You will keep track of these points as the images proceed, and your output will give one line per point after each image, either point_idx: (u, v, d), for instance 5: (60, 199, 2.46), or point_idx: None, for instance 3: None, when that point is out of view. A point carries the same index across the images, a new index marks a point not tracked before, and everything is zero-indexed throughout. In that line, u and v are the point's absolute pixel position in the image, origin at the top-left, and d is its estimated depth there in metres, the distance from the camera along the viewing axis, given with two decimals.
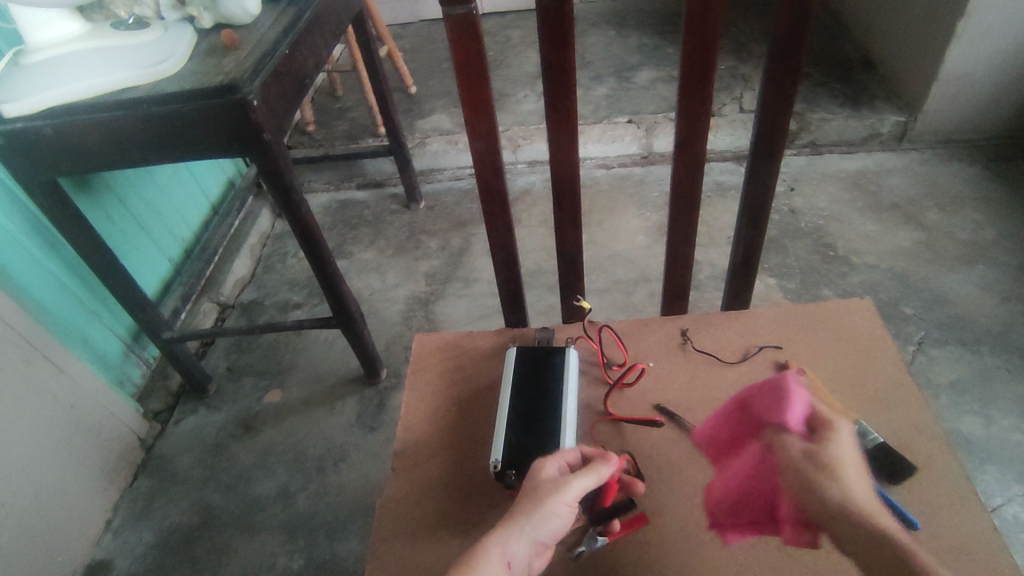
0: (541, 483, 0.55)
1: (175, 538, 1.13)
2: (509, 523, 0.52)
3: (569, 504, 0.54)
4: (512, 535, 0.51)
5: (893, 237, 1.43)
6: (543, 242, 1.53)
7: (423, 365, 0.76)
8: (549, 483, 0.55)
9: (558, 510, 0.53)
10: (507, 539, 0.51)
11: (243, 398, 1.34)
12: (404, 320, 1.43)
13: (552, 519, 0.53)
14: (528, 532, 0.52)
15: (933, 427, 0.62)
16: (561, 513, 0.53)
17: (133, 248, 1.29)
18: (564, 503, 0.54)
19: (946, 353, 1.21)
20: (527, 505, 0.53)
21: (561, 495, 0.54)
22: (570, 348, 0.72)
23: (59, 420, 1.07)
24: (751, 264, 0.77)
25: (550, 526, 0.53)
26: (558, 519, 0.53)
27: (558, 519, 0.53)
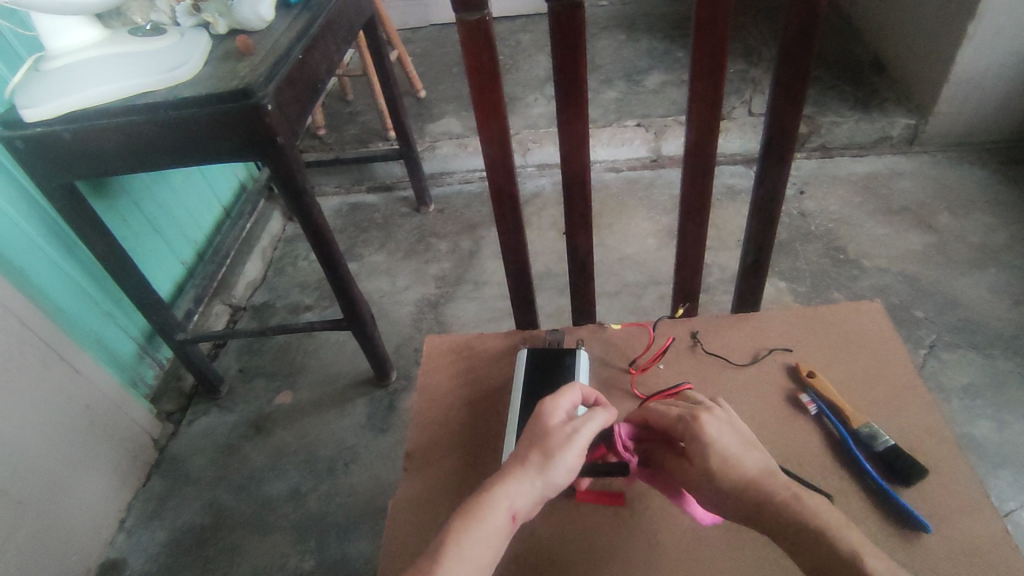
0: (548, 432, 0.55)
1: (188, 538, 1.15)
2: (518, 474, 0.53)
3: (576, 452, 0.54)
4: (516, 487, 0.52)
5: (904, 240, 1.42)
6: (553, 245, 1.54)
7: (434, 366, 0.76)
8: (558, 431, 0.55)
9: (566, 461, 0.54)
10: (512, 492, 0.52)
11: (255, 399, 1.35)
12: (414, 322, 1.44)
13: (562, 466, 0.53)
14: (532, 482, 0.52)
15: (945, 430, 0.61)
16: (569, 461, 0.54)
17: (148, 250, 1.31)
18: (572, 454, 0.54)
19: (958, 356, 1.20)
20: (535, 457, 0.54)
21: (570, 444, 0.54)
22: (580, 349, 0.73)
23: (75, 420, 1.09)
24: (761, 267, 0.77)
25: (559, 476, 0.53)
26: (565, 469, 0.53)
27: (565, 468, 0.53)
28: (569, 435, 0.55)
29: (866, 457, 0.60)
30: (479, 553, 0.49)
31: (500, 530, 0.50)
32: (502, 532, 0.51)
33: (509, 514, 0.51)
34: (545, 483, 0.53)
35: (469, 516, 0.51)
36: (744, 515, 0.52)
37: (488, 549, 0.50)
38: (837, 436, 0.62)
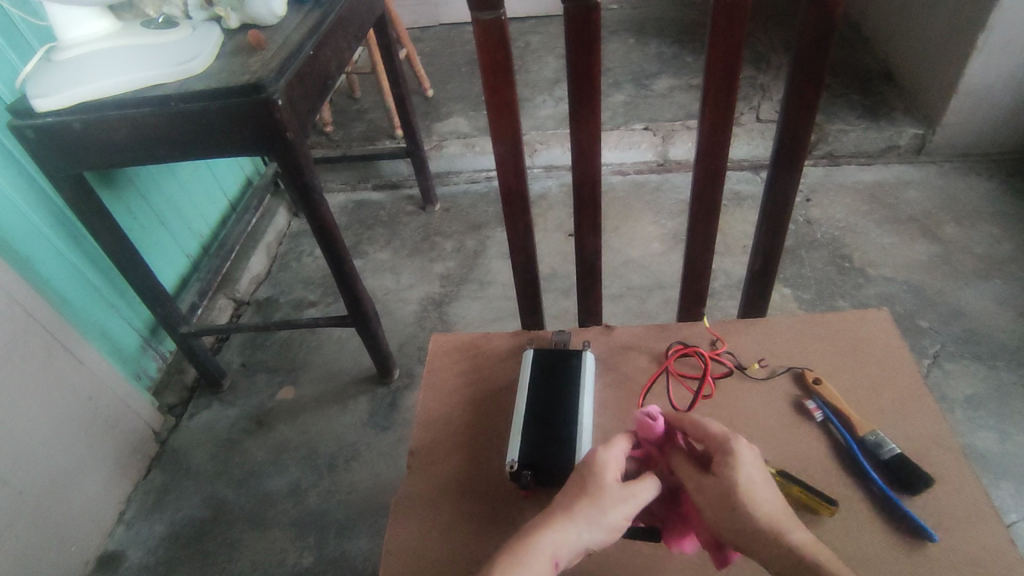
0: (607, 489, 0.53)
1: (187, 532, 1.15)
2: (567, 521, 0.51)
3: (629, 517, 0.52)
4: (565, 536, 0.50)
5: (909, 250, 1.42)
6: (558, 247, 1.54)
7: (439, 365, 0.76)
8: (615, 489, 0.53)
9: (616, 520, 0.52)
10: (561, 542, 0.50)
11: (256, 394, 1.35)
12: (418, 321, 1.43)
13: (610, 525, 0.52)
14: (582, 536, 0.51)
15: (950, 439, 0.61)
16: (621, 520, 0.52)
17: (153, 243, 1.31)
18: (625, 517, 0.52)
19: (961, 367, 1.19)
20: (587, 507, 0.52)
21: (624, 506, 0.52)
22: (587, 351, 0.72)
23: (78, 411, 1.09)
24: (769, 272, 0.77)
25: (606, 534, 0.52)
26: (615, 529, 0.52)
27: (614, 528, 0.52)
28: (625, 496, 0.53)
29: (872, 465, 0.60)
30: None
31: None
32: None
33: (554, 562, 0.49)
34: (593, 538, 0.51)
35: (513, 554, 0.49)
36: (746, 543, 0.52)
37: None
38: (842, 443, 0.62)
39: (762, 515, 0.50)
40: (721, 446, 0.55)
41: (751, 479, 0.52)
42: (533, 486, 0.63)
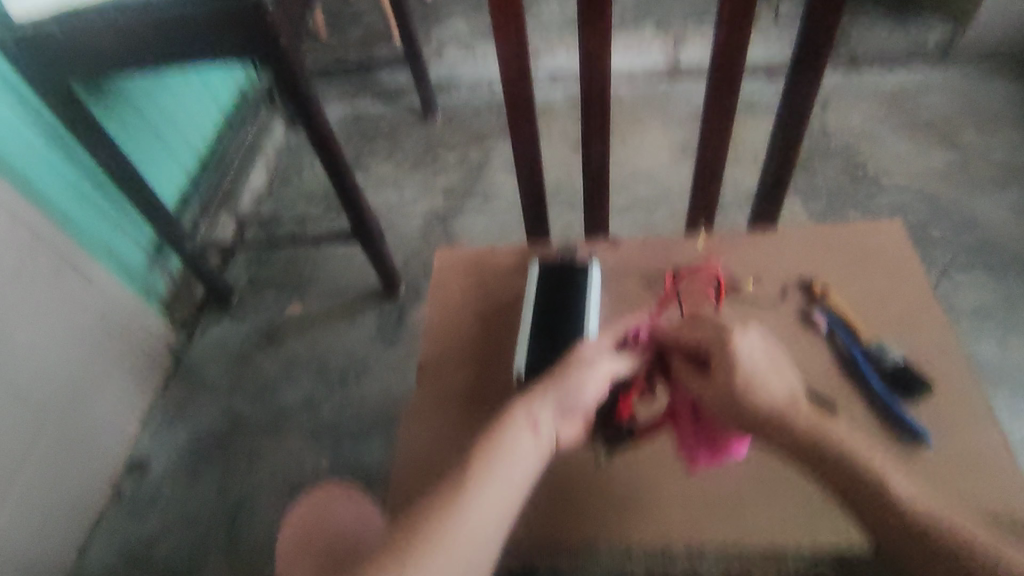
0: (574, 358, 0.57)
1: (209, 441, 1.20)
2: (534, 392, 0.55)
3: (597, 377, 0.56)
4: (535, 403, 0.54)
5: (928, 158, 1.38)
6: (564, 158, 1.50)
7: (445, 280, 0.76)
8: (576, 360, 0.57)
9: (583, 385, 0.55)
10: (536, 406, 0.54)
11: (266, 309, 1.37)
12: (422, 237, 1.42)
13: (579, 388, 0.55)
14: (553, 401, 0.54)
15: (954, 349, 0.62)
16: (596, 380, 0.56)
17: (150, 159, 1.28)
18: (599, 376, 0.56)
19: (970, 278, 1.19)
20: (552, 378, 0.56)
21: (587, 369, 0.56)
22: (594, 264, 0.72)
23: (92, 328, 1.11)
24: (784, 181, 0.74)
25: (583, 397, 0.55)
26: (588, 394, 0.55)
27: (590, 388, 0.56)
28: (586, 360, 0.57)
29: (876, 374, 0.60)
30: (506, 462, 0.50)
31: (522, 439, 0.52)
32: (526, 439, 0.52)
33: (530, 425, 0.53)
34: (566, 402, 0.55)
35: (490, 430, 0.53)
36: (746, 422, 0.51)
37: (514, 459, 0.51)
38: (845, 354, 0.63)
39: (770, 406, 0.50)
40: (717, 343, 0.54)
41: (752, 368, 0.52)
42: None
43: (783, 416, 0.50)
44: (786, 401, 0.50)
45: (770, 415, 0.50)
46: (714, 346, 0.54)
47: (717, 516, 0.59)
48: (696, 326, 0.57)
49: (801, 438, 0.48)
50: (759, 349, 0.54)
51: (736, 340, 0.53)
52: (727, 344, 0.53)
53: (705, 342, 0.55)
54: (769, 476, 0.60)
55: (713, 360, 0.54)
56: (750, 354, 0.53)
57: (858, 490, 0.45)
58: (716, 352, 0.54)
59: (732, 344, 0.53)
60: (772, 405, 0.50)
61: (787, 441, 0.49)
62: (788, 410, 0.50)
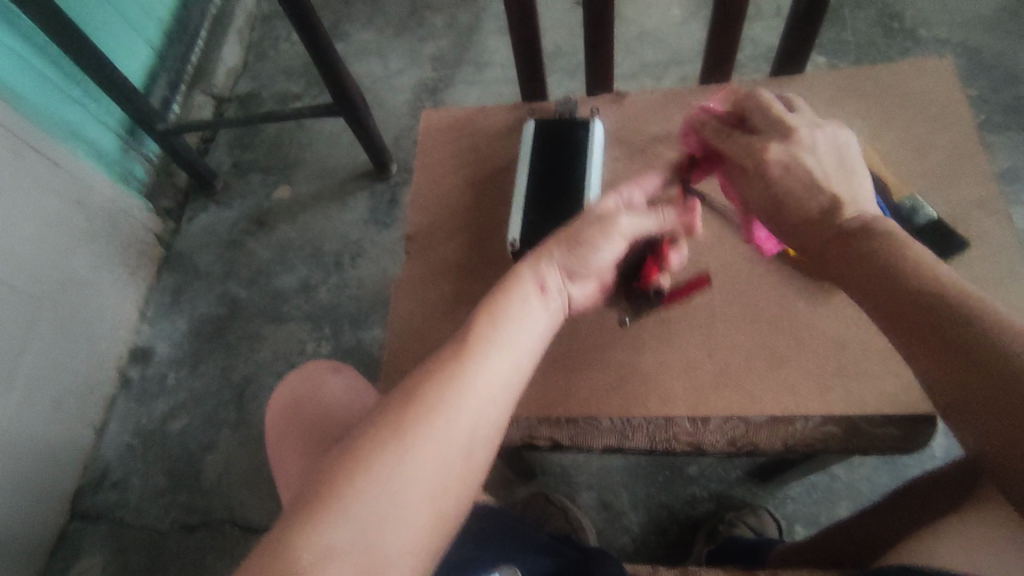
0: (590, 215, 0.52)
1: (208, 328, 1.19)
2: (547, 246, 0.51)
3: (616, 240, 0.51)
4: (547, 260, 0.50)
5: (971, 4, 1.23)
6: (565, 18, 1.35)
7: (431, 147, 0.69)
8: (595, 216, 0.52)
9: (602, 246, 0.51)
10: (545, 263, 0.50)
11: (253, 194, 1.31)
12: (413, 111, 1.32)
13: (596, 248, 0.50)
14: (564, 258, 0.51)
15: (995, 202, 0.56)
16: (616, 243, 0.52)
17: (106, 30, 1.16)
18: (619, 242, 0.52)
19: (1003, 139, 1.10)
20: (566, 234, 0.51)
21: (608, 227, 0.51)
22: (595, 120, 0.64)
23: (70, 216, 1.06)
24: (814, 16, 0.64)
25: (600, 259, 0.52)
26: (605, 254, 0.51)
27: (609, 251, 0.52)
28: (609, 217, 0.51)
29: (905, 232, 0.54)
30: (514, 321, 0.48)
31: (530, 300, 0.49)
32: (534, 299, 0.49)
33: (539, 286, 0.49)
34: (580, 261, 0.51)
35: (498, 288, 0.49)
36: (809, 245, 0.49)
37: (522, 323, 0.48)
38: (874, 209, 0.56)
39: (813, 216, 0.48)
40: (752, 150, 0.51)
41: (795, 179, 0.49)
42: None
43: (825, 226, 0.47)
44: (823, 213, 0.47)
45: (813, 222, 0.47)
46: (749, 154, 0.50)
47: (732, 386, 0.57)
48: (731, 133, 0.52)
49: (857, 251, 0.45)
50: (822, 147, 0.50)
51: (771, 148, 0.50)
52: (763, 151, 0.50)
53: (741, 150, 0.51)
54: (796, 340, 0.57)
55: (752, 167, 0.50)
56: (791, 163, 0.49)
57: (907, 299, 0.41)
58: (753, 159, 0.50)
59: (767, 150, 0.50)
60: (815, 212, 0.48)
61: (827, 247, 0.47)
62: (832, 216, 0.47)
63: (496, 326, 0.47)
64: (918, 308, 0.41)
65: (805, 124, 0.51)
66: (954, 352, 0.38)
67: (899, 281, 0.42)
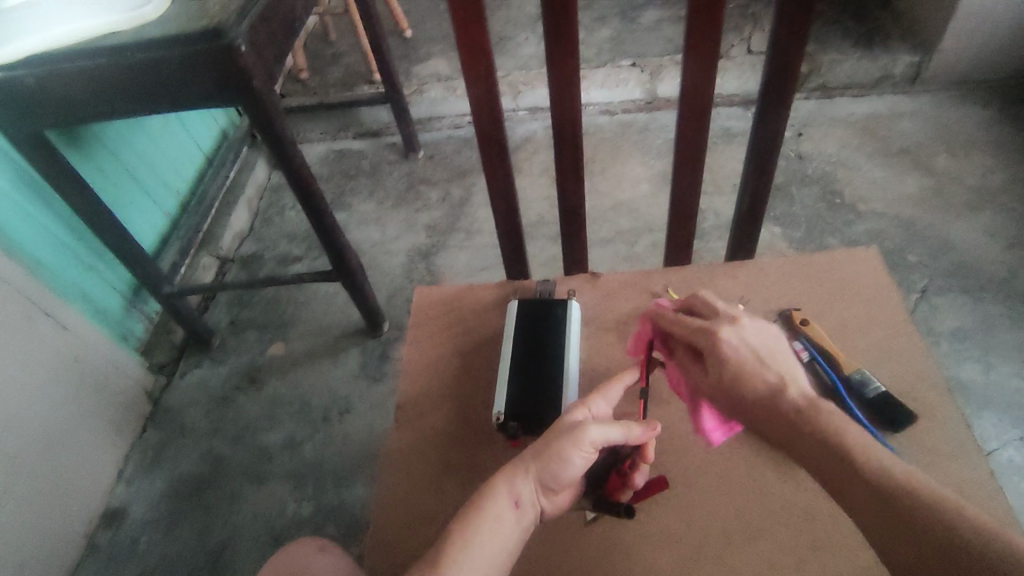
0: (559, 429, 0.56)
1: (187, 488, 1.16)
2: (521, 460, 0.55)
3: (584, 453, 0.54)
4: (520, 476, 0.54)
5: (900, 184, 1.40)
6: (545, 192, 1.51)
7: (423, 320, 0.75)
8: (566, 428, 0.55)
9: (573, 460, 0.54)
10: (514, 480, 0.54)
11: (247, 351, 1.35)
12: (405, 273, 1.42)
13: (566, 463, 0.54)
14: (535, 474, 0.54)
15: (935, 376, 0.62)
16: (581, 456, 0.54)
17: (127, 202, 1.27)
18: (582, 453, 0.54)
19: (949, 300, 1.20)
20: (538, 448, 0.55)
21: (577, 442, 0.54)
22: (572, 299, 0.71)
23: (64, 375, 1.08)
24: (758, 213, 0.75)
25: (567, 472, 0.54)
26: (574, 466, 0.54)
27: (574, 465, 0.54)
28: (576, 430, 0.55)
29: (857, 403, 0.60)
30: (482, 540, 0.51)
31: (504, 517, 0.52)
32: (507, 516, 0.53)
33: (513, 503, 0.53)
34: (551, 477, 0.54)
35: (474, 503, 0.53)
36: (767, 422, 0.52)
37: (498, 539, 0.52)
38: (829, 385, 0.61)
39: (761, 394, 0.53)
40: (707, 340, 0.56)
41: (743, 360, 0.54)
42: (520, 435, 0.63)
43: (770, 400, 0.52)
44: (771, 391, 0.52)
45: (762, 398, 0.52)
46: (702, 341, 0.56)
47: (709, 558, 0.57)
48: (684, 323, 0.58)
49: (794, 421, 0.50)
50: (761, 336, 0.56)
51: (723, 335, 0.55)
52: (716, 339, 0.56)
53: (696, 336, 0.57)
54: (769, 511, 0.59)
55: (707, 351, 0.56)
56: (740, 352, 0.55)
57: (838, 464, 0.47)
58: (708, 346, 0.56)
59: (721, 339, 0.55)
60: (763, 390, 0.53)
61: (769, 419, 0.52)
62: (776, 394, 0.52)
63: (459, 553, 0.50)
64: (846, 476, 0.47)
65: (746, 315, 0.58)
66: (883, 509, 0.44)
67: (828, 439, 0.48)
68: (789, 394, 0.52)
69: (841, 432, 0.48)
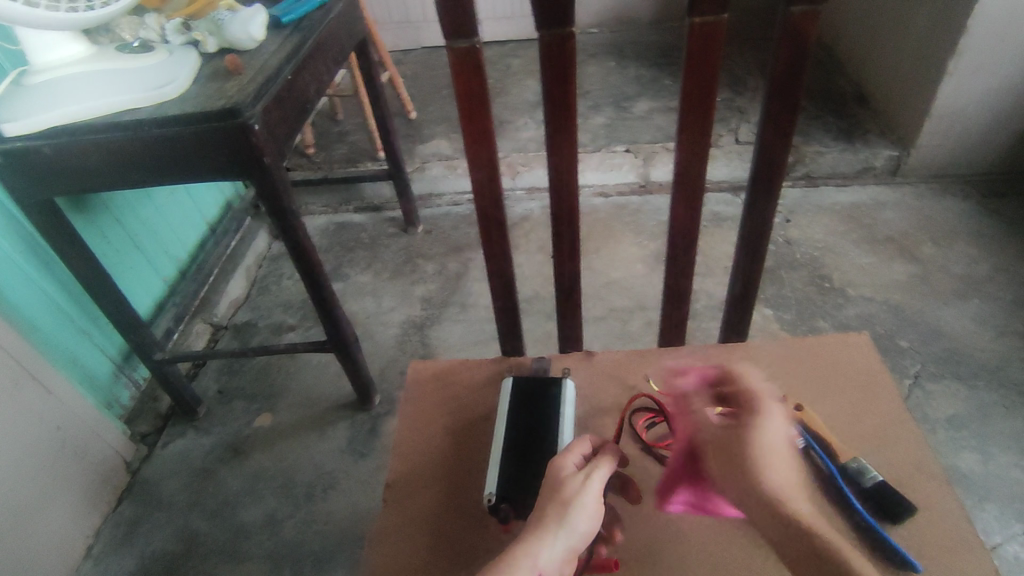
0: (564, 491, 0.55)
1: (158, 567, 1.11)
2: (538, 530, 0.53)
3: (592, 506, 0.55)
4: (544, 545, 0.52)
5: (887, 270, 1.44)
6: (541, 268, 1.54)
7: (417, 394, 0.75)
8: (570, 485, 0.56)
9: (585, 517, 0.54)
10: (536, 550, 0.52)
11: (233, 421, 1.32)
12: (399, 345, 1.42)
13: (578, 520, 0.54)
14: (558, 541, 0.53)
15: (932, 465, 0.61)
16: (589, 509, 0.55)
17: (128, 267, 1.28)
18: (590, 504, 0.55)
19: (942, 387, 1.20)
20: (554, 513, 0.54)
21: (585, 495, 0.55)
22: (567, 378, 0.71)
23: (44, 442, 1.05)
24: (749, 297, 0.76)
25: (581, 527, 0.54)
26: (586, 520, 0.54)
27: (586, 517, 0.54)
28: (581, 485, 0.55)
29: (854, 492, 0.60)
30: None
31: None
32: None
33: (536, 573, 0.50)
34: (569, 541, 0.53)
35: None
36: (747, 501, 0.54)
37: None
38: (826, 472, 0.60)
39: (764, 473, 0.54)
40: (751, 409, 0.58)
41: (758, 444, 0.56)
42: (512, 519, 0.61)
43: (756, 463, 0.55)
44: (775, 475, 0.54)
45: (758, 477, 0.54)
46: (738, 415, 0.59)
47: None
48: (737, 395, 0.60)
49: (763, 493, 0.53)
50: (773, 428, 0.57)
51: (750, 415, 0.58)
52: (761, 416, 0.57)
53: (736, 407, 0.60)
54: None
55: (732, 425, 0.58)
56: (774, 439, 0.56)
57: (780, 525, 0.52)
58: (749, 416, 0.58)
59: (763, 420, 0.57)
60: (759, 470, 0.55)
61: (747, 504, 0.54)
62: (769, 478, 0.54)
63: None
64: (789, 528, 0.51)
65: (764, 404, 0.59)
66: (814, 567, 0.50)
67: (772, 502, 0.53)
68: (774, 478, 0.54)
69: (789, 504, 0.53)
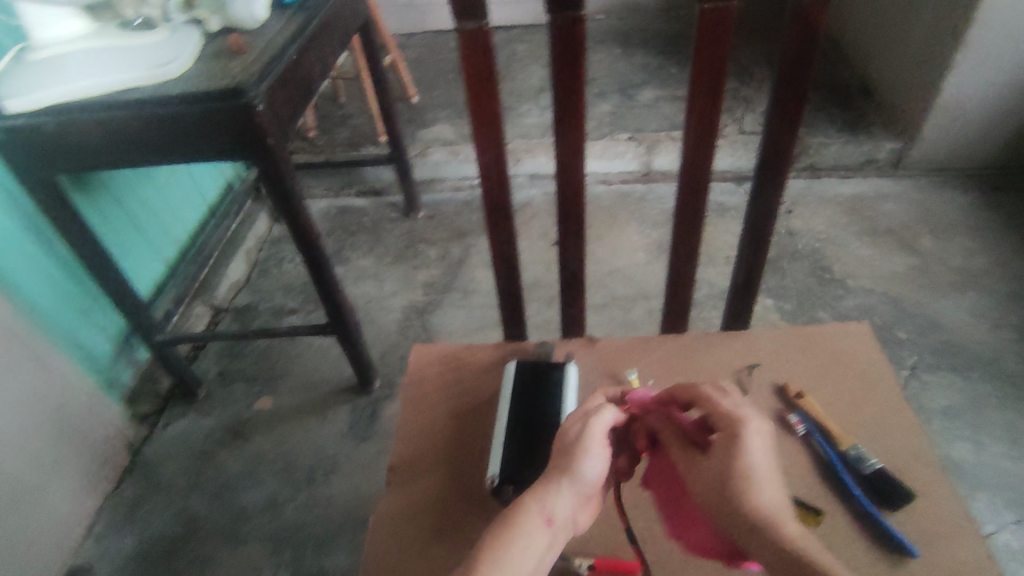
0: (570, 438, 0.56)
1: (158, 546, 1.12)
2: (546, 481, 0.54)
3: (599, 451, 0.55)
4: (549, 492, 0.53)
5: (888, 262, 1.44)
6: (543, 255, 1.54)
7: (422, 376, 0.75)
8: (578, 433, 0.56)
9: (593, 463, 0.55)
10: (545, 498, 0.53)
11: (233, 404, 1.33)
12: (400, 331, 1.42)
13: (587, 467, 0.54)
14: (568, 488, 0.54)
15: (931, 454, 0.62)
16: (597, 454, 0.55)
17: (128, 248, 1.28)
18: (596, 451, 0.55)
19: (939, 379, 1.21)
20: (560, 463, 0.55)
21: (591, 441, 0.55)
22: (569, 364, 0.72)
23: (46, 422, 1.05)
24: (753, 284, 0.76)
25: (590, 474, 0.54)
26: (595, 464, 0.55)
27: (594, 464, 0.54)
28: (587, 430, 0.56)
29: (854, 480, 0.60)
30: (522, 562, 0.49)
31: (540, 535, 0.51)
32: (543, 538, 0.51)
33: (545, 519, 0.52)
34: (577, 487, 0.54)
35: (505, 525, 0.51)
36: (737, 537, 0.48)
37: (532, 557, 0.50)
38: (825, 459, 0.62)
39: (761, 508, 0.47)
40: (729, 427, 0.52)
41: (744, 470, 0.50)
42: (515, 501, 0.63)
43: (734, 485, 0.49)
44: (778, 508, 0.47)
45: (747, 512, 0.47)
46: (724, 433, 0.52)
47: None
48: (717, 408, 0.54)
49: (753, 534, 0.47)
50: (761, 450, 0.51)
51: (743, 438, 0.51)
52: (738, 432, 0.51)
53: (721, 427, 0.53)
54: None
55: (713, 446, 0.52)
56: (756, 458, 0.50)
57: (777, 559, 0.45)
58: (726, 434, 0.52)
59: (744, 437, 0.51)
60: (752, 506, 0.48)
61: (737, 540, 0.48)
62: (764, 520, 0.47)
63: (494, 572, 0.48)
64: (769, 553, 0.45)
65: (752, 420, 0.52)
66: None
67: (756, 527, 0.47)
68: (781, 522, 0.46)
69: (776, 525, 0.46)
